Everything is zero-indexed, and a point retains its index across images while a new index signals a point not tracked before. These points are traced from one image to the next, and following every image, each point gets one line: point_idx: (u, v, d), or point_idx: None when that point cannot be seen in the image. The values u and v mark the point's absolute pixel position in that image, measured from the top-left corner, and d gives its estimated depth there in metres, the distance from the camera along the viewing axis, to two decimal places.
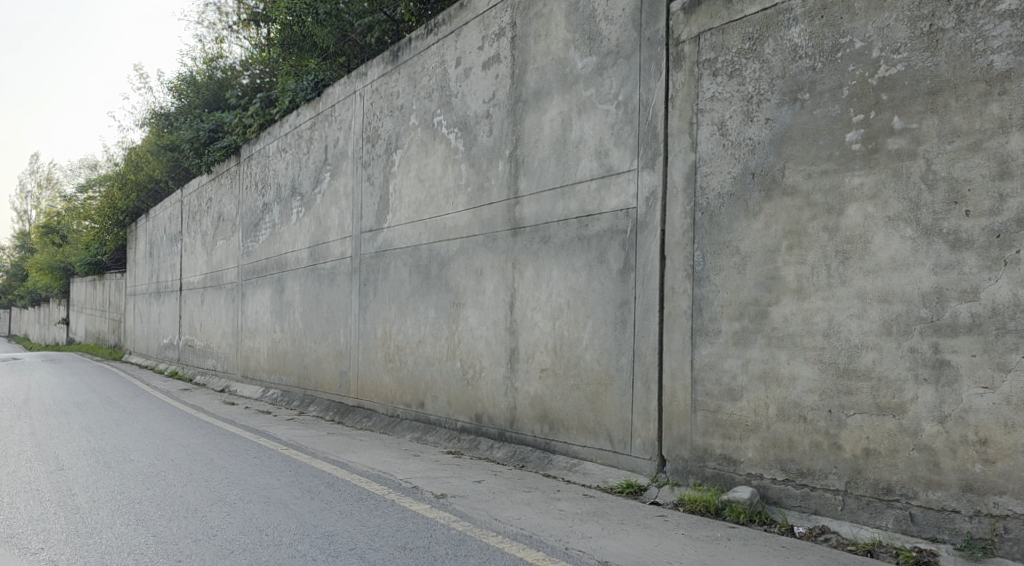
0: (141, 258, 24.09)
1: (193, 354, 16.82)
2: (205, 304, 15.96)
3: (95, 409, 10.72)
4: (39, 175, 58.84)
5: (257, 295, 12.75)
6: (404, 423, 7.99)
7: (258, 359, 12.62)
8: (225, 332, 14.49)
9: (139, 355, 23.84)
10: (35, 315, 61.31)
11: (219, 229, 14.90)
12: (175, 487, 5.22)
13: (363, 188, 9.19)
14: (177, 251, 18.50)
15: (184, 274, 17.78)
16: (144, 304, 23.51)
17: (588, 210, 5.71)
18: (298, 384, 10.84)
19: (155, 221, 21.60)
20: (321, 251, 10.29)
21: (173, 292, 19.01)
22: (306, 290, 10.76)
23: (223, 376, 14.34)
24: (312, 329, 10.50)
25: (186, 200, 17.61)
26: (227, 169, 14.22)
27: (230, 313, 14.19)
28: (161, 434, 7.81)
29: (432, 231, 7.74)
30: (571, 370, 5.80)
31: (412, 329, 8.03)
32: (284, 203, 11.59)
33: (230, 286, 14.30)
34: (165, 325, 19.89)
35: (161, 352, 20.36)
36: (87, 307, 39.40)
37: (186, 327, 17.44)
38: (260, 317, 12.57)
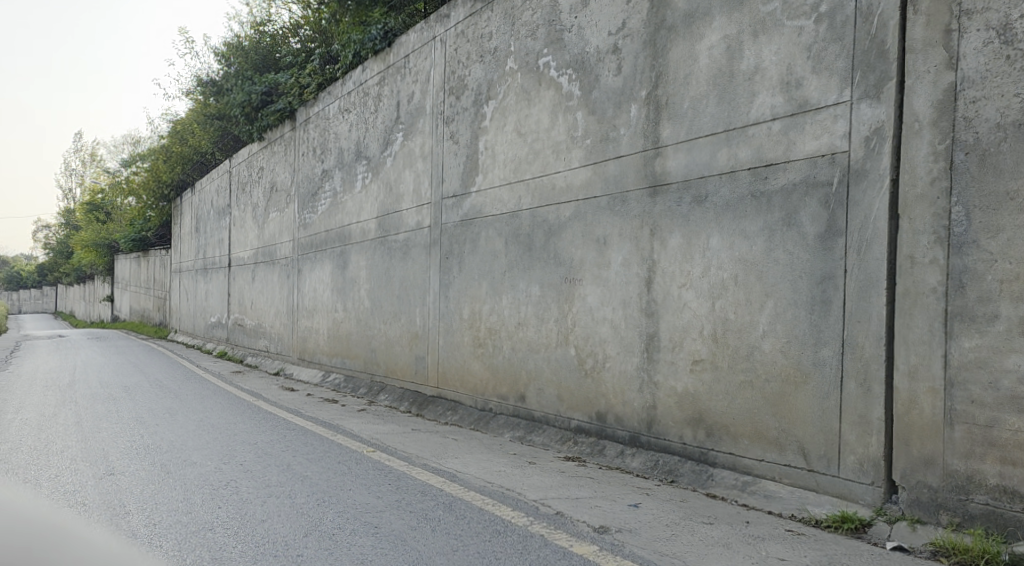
0: (187, 234, 23.43)
1: (243, 334, 16.02)
2: (257, 281, 15.10)
3: (145, 394, 9.84)
4: (83, 153, 58.98)
5: (316, 271, 11.78)
6: (500, 420, 6.88)
7: (318, 342, 11.67)
8: (279, 311, 13.61)
9: (185, 334, 23.24)
10: (81, 292, 61.95)
11: (273, 200, 14.00)
12: (250, 506, 4.16)
13: (446, 148, 8.06)
14: (227, 225, 17.68)
15: (233, 250, 16.95)
16: (190, 282, 22.86)
17: (768, 158, 4.43)
18: (366, 370, 9.83)
19: (202, 194, 20.85)
20: (393, 220, 9.21)
21: (221, 268, 18.23)
22: (374, 265, 9.72)
23: (278, 358, 13.48)
24: (382, 308, 9.47)
25: (235, 171, 16.77)
26: (281, 135, 13.28)
27: (286, 291, 13.27)
28: (222, 429, 6.81)
29: (536, 195, 6.56)
30: (740, 363, 4.58)
31: (510, 309, 6.91)
32: (347, 169, 10.53)
33: (285, 262, 13.38)
34: (213, 302, 19.17)
35: (209, 330, 19.68)
36: (131, 284, 39.21)
37: (236, 305, 16.64)
38: (319, 295, 11.61)
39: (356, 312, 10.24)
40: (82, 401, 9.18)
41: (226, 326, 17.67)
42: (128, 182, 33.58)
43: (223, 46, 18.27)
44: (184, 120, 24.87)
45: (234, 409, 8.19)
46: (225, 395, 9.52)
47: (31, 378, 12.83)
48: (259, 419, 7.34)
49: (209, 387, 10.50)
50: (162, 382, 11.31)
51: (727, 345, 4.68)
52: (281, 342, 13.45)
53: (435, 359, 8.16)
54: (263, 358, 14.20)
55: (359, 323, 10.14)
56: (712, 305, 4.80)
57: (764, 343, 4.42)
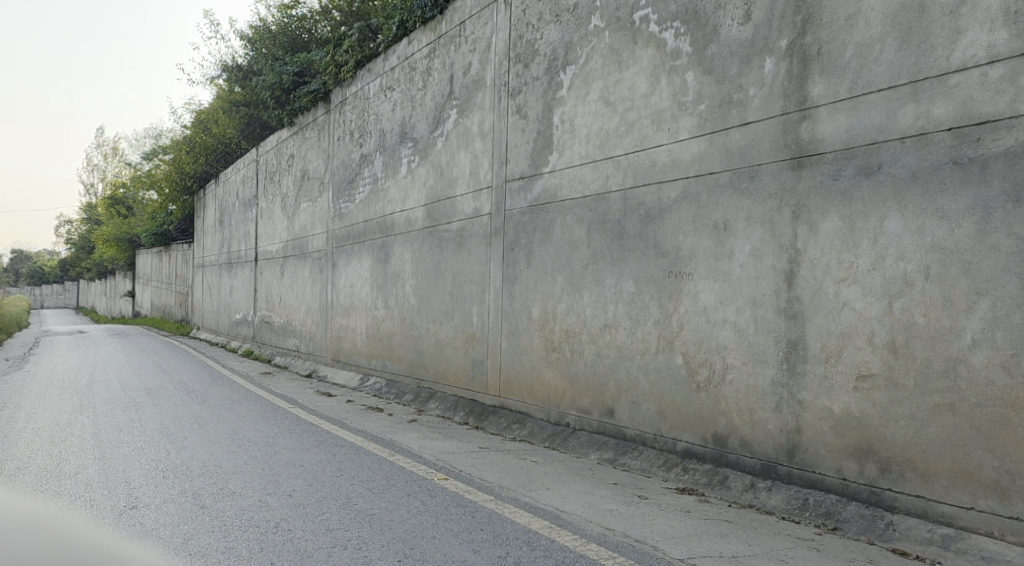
0: (210, 227, 22.70)
1: (271, 333, 15.20)
2: (286, 277, 14.26)
3: (170, 399, 8.99)
4: (104, 147, 58.69)
5: (353, 266, 10.90)
6: (582, 439, 5.91)
7: (355, 343, 10.80)
8: (311, 308, 12.77)
9: (208, 331, 22.56)
10: (101, 288, 61.90)
11: (304, 189, 13.19)
12: (312, 562, 3.23)
13: (510, 124, 7.11)
14: (253, 217, 16.87)
15: (259, 243, 16.17)
16: (213, 277, 22.16)
17: (980, 115, 3.39)
18: (411, 374, 9.03)
19: (226, 186, 20.09)
20: (446, 208, 8.31)
21: (246, 263, 17.46)
22: (422, 259, 8.81)
23: (310, 359, 12.64)
24: (433, 307, 8.56)
25: (262, 159, 15.99)
26: (315, 118, 12.45)
27: (318, 287, 12.40)
28: (260, 446, 5.91)
29: (629, 173, 5.58)
30: (932, 380, 3.56)
31: (594, 308, 5.94)
32: (391, 153, 9.65)
33: (317, 256, 12.52)
34: (238, 299, 18.39)
35: (233, 328, 18.92)
36: (152, 280, 38.68)
37: (263, 302, 15.85)
38: (358, 291, 10.74)
39: (401, 310, 9.35)
40: (101, 406, 8.35)
41: (251, 324, 16.89)
42: (150, 176, 32.99)
43: (248, 29, 17.47)
44: (208, 110, 24.14)
45: (270, 420, 7.30)
46: (258, 402, 8.65)
47: (48, 378, 12.04)
48: (301, 434, 6.45)
49: (240, 392, 9.62)
50: (188, 384, 10.46)
51: (910, 358, 3.65)
52: (313, 342, 12.61)
53: (499, 365, 7.22)
54: (293, 359, 13.37)
55: (405, 322, 9.25)
56: (888, 306, 3.77)
57: (974, 355, 3.40)
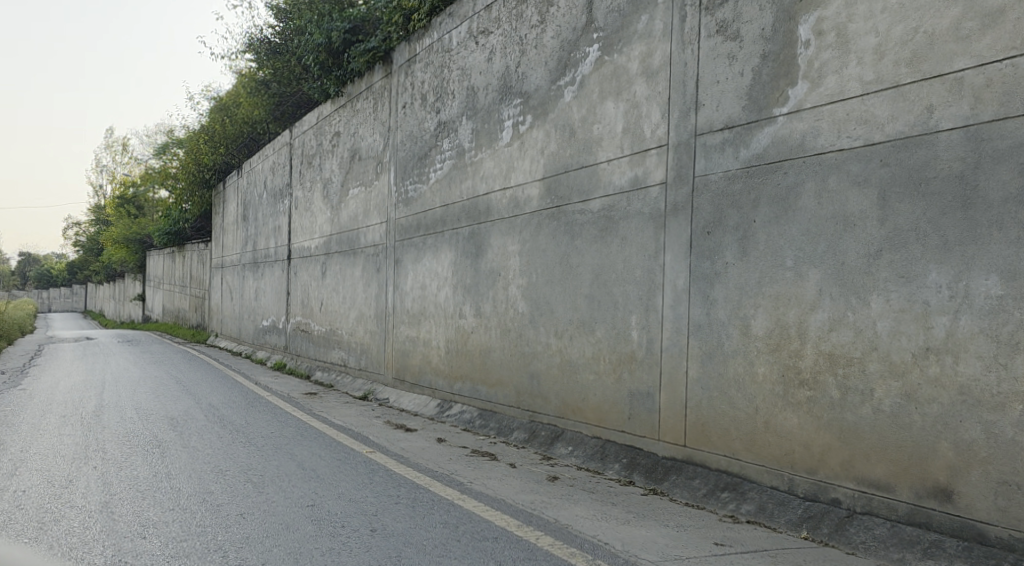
0: (231, 224, 20.70)
1: (310, 345, 13.10)
2: (330, 277, 12.16)
3: (205, 438, 6.84)
4: (115, 146, 57.12)
5: (431, 263, 8.78)
6: (879, 533, 3.68)
7: (433, 361, 8.67)
8: (366, 315, 10.65)
9: (229, 339, 20.55)
10: (110, 291, 60.09)
11: (355, 171, 11.14)
12: None
13: (703, 51, 4.91)
14: (285, 209, 14.82)
15: (295, 238, 14.12)
16: (235, 279, 20.17)
17: None
18: (518, 403, 6.96)
19: (252, 176, 18.11)
20: (584, 181, 6.14)
21: (277, 262, 15.44)
22: (544, 251, 6.66)
23: (366, 378, 10.53)
24: (564, 317, 6.38)
25: (300, 140, 13.97)
26: (373, 83, 10.41)
27: (377, 290, 10.29)
28: (367, 544, 3.72)
29: (988, 98, 3.32)
30: None
31: (896, 322, 3.72)
32: (490, 115, 7.53)
33: (374, 252, 10.43)
34: (267, 303, 16.35)
35: (261, 336, 16.86)
36: (165, 283, 36.83)
37: (300, 307, 13.78)
38: (437, 295, 8.62)
39: (507, 319, 7.20)
40: (114, 451, 6.21)
41: (284, 333, 14.81)
42: (164, 172, 31.13)
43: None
44: (229, 96, 22.19)
45: (354, 480, 5.12)
46: (324, 444, 6.48)
47: (47, 399, 9.90)
48: (416, 513, 4.27)
49: (296, 426, 7.46)
50: (221, 414, 8.30)
51: None
52: (369, 357, 10.49)
53: (687, 403, 5.01)
54: (342, 376, 11.26)
55: (513, 335, 7.09)
56: None
57: None
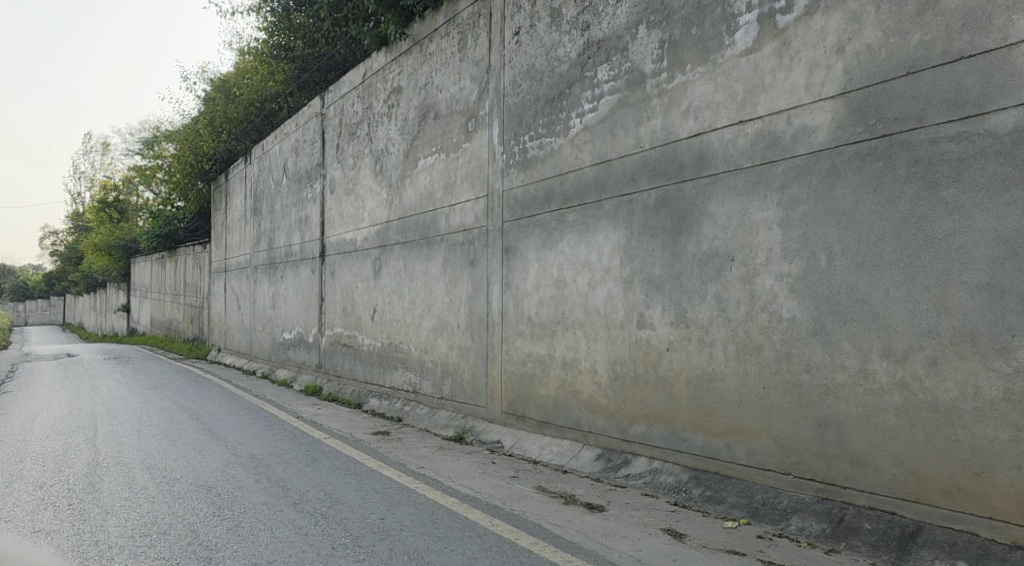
0: (238, 221, 17.98)
1: (361, 365, 10.42)
2: (391, 277, 9.53)
3: (280, 539, 4.08)
4: (94, 149, 53.95)
5: (576, 248, 6.11)
6: None
7: (586, 392, 6.00)
8: (456, 325, 8.00)
9: (236, 354, 17.75)
10: (91, 302, 56.83)
11: (430, 134, 8.54)
12: None
13: None
14: (318, 194, 12.17)
15: (332, 230, 11.48)
16: (243, 285, 17.42)
17: None
18: (789, 469, 4.27)
19: (267, 160, 15.44)
20: (965, 83, 3.44)
21: (305, 261, 12.76)
22: (850, 216, 3.93)
23: (460, 412, 7.89)
24: (911, 327, 3.67)
25: (339, 107, 11.35)
26: (462, 11, 7.84)
27: (475, 291, 7.66)
28: None
29: None
30: None
31: None
32: (701, 13, 4.88)
33: (465, 239, 7.81)
34: (290, 312, 13.65)
35: (281, 352, 14.14)
36: (152, 292, 33.84)
37: (342, 316, 11.10)
38: (591, 294, 5.97)
39: (753, 330, 4.51)
40: None
41: (317, 349, 12.12)
42: (154, 168, 28.29)
43: None
44: (232, 75, 19.48)
45: None
46: (497, 557, 3.74)
47: (18, 450, 7.06)
48: None
49: (414, 507, 4.72)
50: (281, 480, 5.53)
51: None
52: (464, 384, 7.85)
53: None
54: (420, 409, 8.62)
55: (772, 356, 4.39)
56: None
57: None
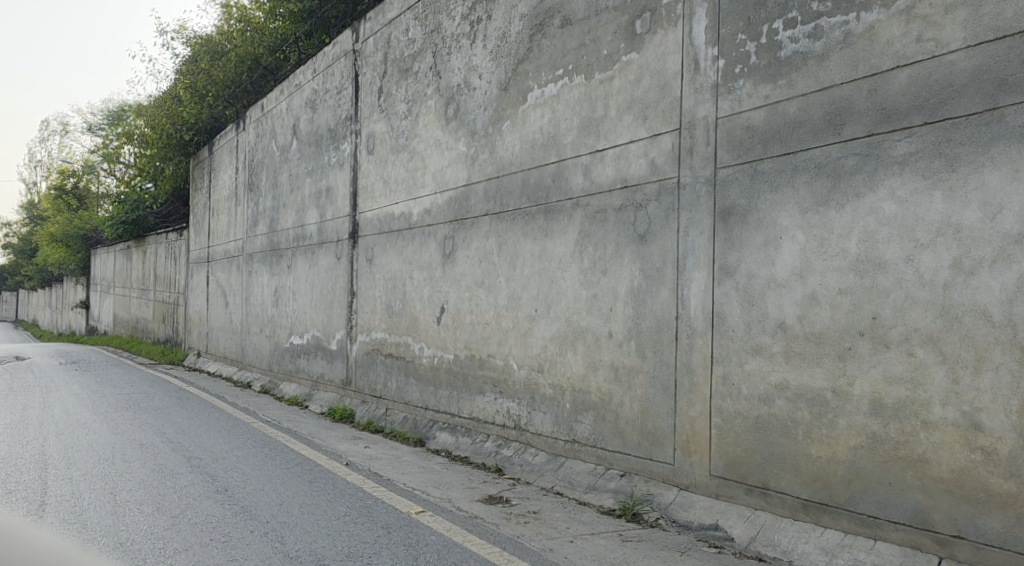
0: (225, 200, 14.98)
1: (421, 386, 7.66)
2: (478, 264, 6.79)
3: None
4: (51, 133, 49.97)
5: (920, 204, 3.41)
6: None
7: (944, 464, 3.30)
8: (608, 334, 5.30)
9: (221, 361, 14.80)
10: (47, 299, 52.81)
11: (554, 49, 5.84)
12: None
13: None
14: (348, 158, 9.35)
15: (370, 202, 8.71)
16: (231, 277, 14.49)
17: None
18: None
19: (266, 122, 12.54)
20: None
21: (326, 245, 9.97)
22: None
23: (613, 468, 5.18)
24: None
25: (382, 37, 8.55)
26: None
27: (649, 282, 4.95)
28: None
29: None
30: None
31: None
32: None
33: (628, 204, 5.13)
34: (300, 311, 10.81)
35: (286, 361, 11.27)
36: (114, 287, 30.35)
37: (389, 318, 8.31)
38: (961, 286, 3.27)
39: None
40: None
41: (346, 360, 9.32)
42: (118, 145, 24.92)
43: None
44: (218, 28, 16.42)
45: None
46: None
47: None
48: None
49: None
50: None
51: None
52: (622, 425, 5.14)
53: None
54: (533, 456, 5.91)
55: None
56: None
57: None
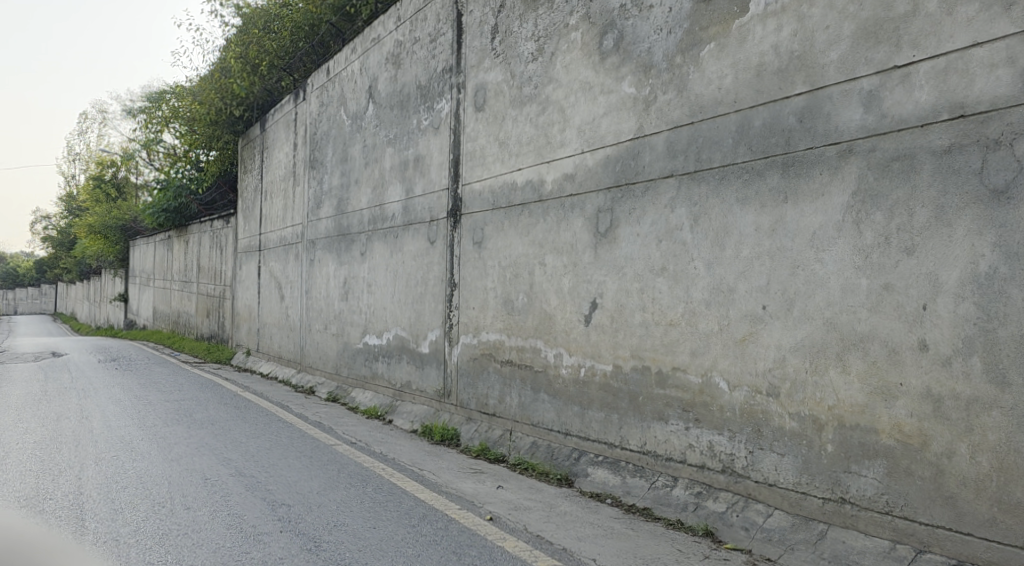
0: (280, 180, 13.44)
1: (558, 404, 5.94)
2: (656, 244, 5.03)
3: None
4: (89, 124, 49.36)
5: None
6: None
7: None
8: (918, 344, 3.47)
9: (276, 361, 13.28)
10: (84, 291, 52.29)
11: None
12: None
13: None
14: (447, 118, 7.67)
15: (481, 170, 7.01)
16: (287, 267, 12.94)
17: None
18: None
19: (333, 88, 10.92)
20: None
21: (415, 226, 8.31)
22: None
23: (932, 553, 3.37)
24: None
25: None
26: None
27: (1019, 264, 3.12)
28: None
29: None
30: None
31: None
32: None
33: (965, 145, 3.30)
34: (380, 305, 9.20)
35: (361, 364, 9.67)
36: (154, 279, 29.15)
37: (508, 315, 6.61)
38: None
39: None
40: None
41: (444, 366, 7.67)
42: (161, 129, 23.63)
43: None
44: None
45: None
46: None
47: None
48: None
49: None
50: None
51: None
52: (951, 488, 3.32)
53: None
54: (764, 518, 4.12)
55: None
56: None
57: None
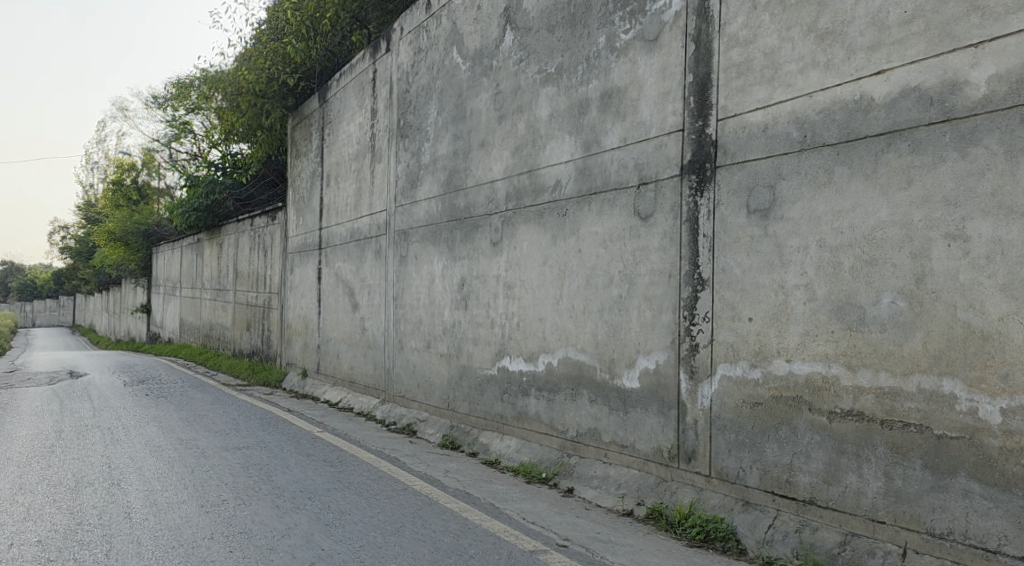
0: (352, 159, 10.78)
1: (1023, 508, 3.08)
2: None
3: None
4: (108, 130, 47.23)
5: None
6: None
7: None
8: None
9: (349, 388, 10.55)
10: (104, 303, 50.00)
11: None
12: None
13: None
14: (678, 20, 4.91)
15: (770, 90, 4.24)
16: (362, 268, 10.24)
17: None
18: None
19: (438, 26, 8.27)
20: None
21: (608, 197, 5.55)
22: None
23: None
24: None
25: None
26: None
27: None
28: None
29: None
30: None
31: None
32: None
33: None
34: (534, 314, 6.45)
35: (500, 400, 6.91)
36: (181, 289, 26.62)
37: (851, 332, 3.80)
38: None
39: None
40: None
41: (678, 412, 4.87)
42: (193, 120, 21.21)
43: None
44: None
45: None
46: None
47: None
48: None
49: None
50: None
51: None
52: None
53: None
54: None
55: None
56: None
57: None
